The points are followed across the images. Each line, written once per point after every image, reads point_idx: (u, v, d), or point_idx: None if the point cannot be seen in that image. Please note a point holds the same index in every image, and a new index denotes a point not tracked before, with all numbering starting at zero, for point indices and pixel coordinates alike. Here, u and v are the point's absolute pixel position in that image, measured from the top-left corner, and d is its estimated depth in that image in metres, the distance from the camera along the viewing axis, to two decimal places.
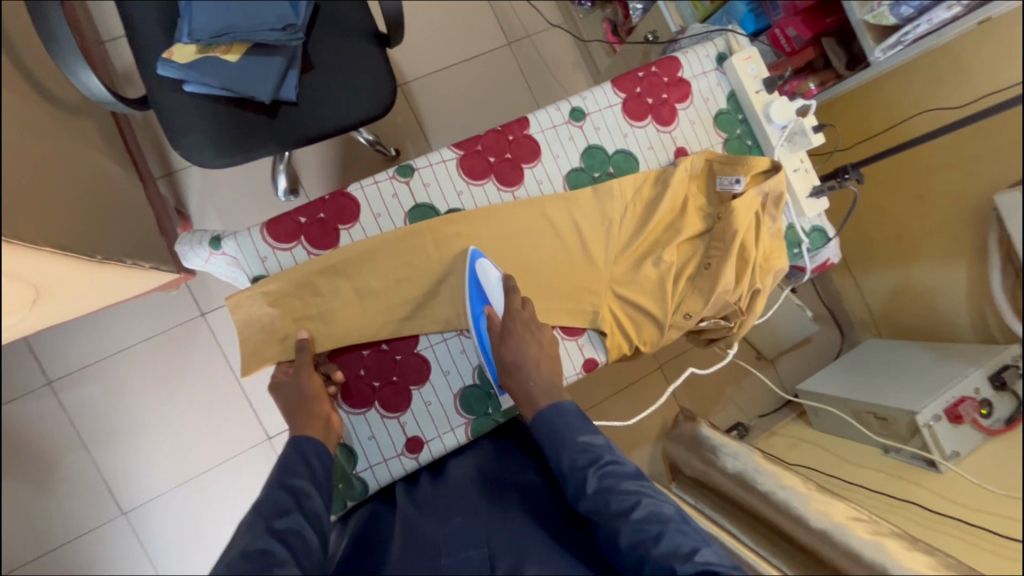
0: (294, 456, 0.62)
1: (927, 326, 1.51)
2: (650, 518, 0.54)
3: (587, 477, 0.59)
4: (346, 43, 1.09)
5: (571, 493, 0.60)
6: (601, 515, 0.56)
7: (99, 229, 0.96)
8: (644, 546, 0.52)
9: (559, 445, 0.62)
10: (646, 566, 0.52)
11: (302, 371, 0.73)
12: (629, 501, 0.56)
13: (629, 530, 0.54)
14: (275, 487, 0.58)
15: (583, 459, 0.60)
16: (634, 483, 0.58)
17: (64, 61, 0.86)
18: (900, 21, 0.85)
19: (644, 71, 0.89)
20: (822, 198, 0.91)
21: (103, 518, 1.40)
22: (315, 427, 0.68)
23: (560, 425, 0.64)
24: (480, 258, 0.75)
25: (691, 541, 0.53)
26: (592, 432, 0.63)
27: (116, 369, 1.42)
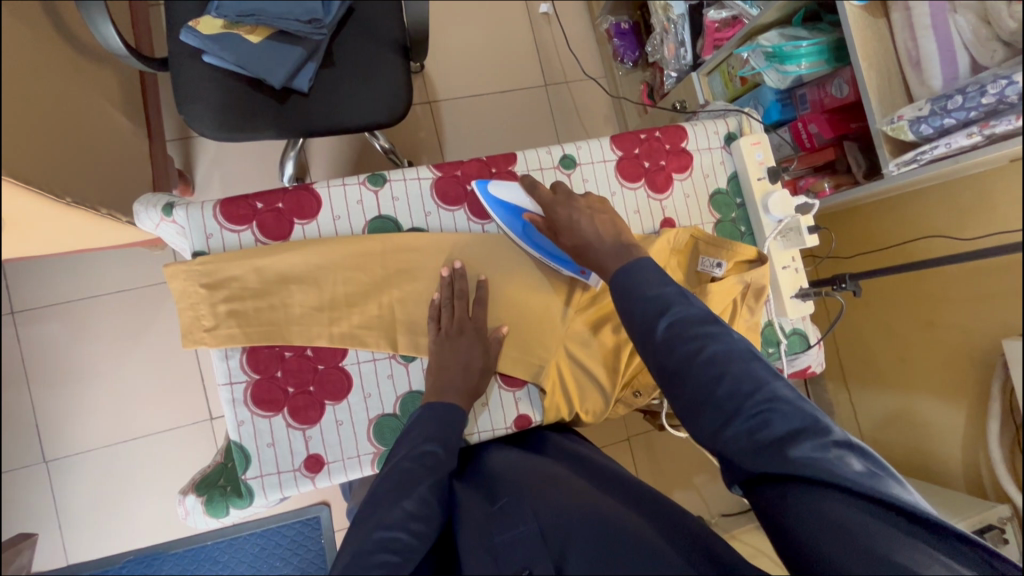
0: (437, 423, 0.66)
1: (913, 462, 1.44)
2: (720, 360, 0.57)
3: (657, 324, 0.60)
4: (373, 49, 1.10)
5: (635, 334, 0.62)
6: (670, 359, 0.59)
7: (81, 172, 0.96)
8: (710, 387, 0.56)
9: (630, 296, 0.64)
10: (710, 401, 0.56)
11: (469, 331, 0.73)
12: (697, 345, 0.58)
13: (694, 374, 0.57)
14: (432, 443, 0.64)
15: (653, 308, 0.61)
16: (702, 327, 0.59)
17: (86, 6, 0.87)
18: (920, 139, 0.80)
19: (647, 133, 0.87)
20: (808, 301, 0.85)
21: (22, 461, 1.35)
22: (462, 403, 0.70)
23: (630, 282, 0.64)
24: (486, 183, 0.77)
25: (760, 379, 0.56)
26: (663, 285, 0.63)
27: (82, 314, 1.40)
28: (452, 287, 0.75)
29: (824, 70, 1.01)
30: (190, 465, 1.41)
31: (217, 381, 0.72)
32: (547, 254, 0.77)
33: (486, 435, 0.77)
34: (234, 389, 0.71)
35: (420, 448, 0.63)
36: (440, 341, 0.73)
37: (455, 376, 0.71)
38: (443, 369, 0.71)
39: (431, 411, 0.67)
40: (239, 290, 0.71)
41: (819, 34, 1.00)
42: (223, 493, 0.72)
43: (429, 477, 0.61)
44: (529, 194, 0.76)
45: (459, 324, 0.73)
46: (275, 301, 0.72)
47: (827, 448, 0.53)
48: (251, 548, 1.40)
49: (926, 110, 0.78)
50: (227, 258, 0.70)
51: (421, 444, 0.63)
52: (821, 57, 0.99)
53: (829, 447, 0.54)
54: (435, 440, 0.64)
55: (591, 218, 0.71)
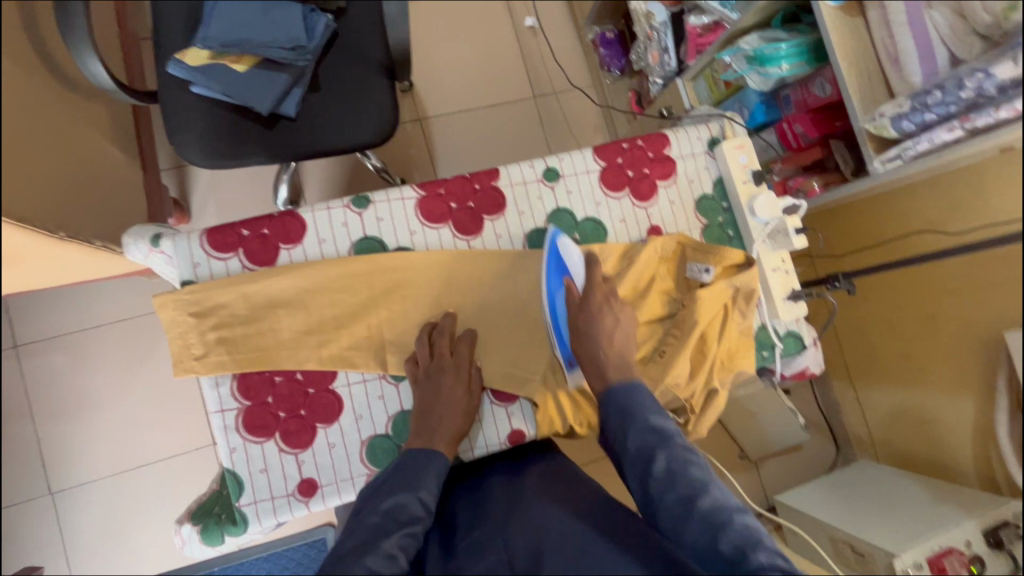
0: (412, 468, 0.66)
1: (925, 457, 1.41)
2: (720, 507, 0.58)
3: (656, 458, 0.62)
4: (358, 71, 1.11)
5: (634, 471, 0.64)
6: (667, 495, 0.61)
7: (73, 207, 0.98)
8: (708, 537, 0.57)
9: (629, 418, 0.67)
10: (711, 551, 0.56)
11: (449, 373, 0.72)
12: (697, 489, 0.60)
13: (698, 515, 0.58)
14: (405, 493, 0.64)
15: (652, 440, 0.64)
16: (702, 471, 0.61)
17: (75, 45, 0.89)
18: (902, 135, 0.80)
19: (630, 143, 0.87)
20: (800, 302, 0.85)
21: (29, 493, 1.36)
22: (446, 432, 0.70)
23: (633, 406, 0.67)
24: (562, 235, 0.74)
25: (760, 538, 0.56)
26: (664, 417, 0.66)
27: (82, 345, 1.42)
28: (435, 326, 0.75)
29: (806, 71, 1.01)
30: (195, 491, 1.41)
31: (208, 408, 0.72)
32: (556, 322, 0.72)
33: (480, 452, 0.77)
34: (225, 416, 0.71)
35: (391, 502, 0.63)
36: (422, 382, 0.72)
37: (440, 421, 0.70)
38: (427, 413, 0.71)
39: (410, 457, 0.68)
40: (227, 317, 0.71)
41: (798, 35, 1.00)
42: (218, 520, 0.72)
43: (401, 528, 0.61)
44: (586, 268, 0.77)
45: (441, 361, 0.72)
46: (264, 327, 0.72)
47: None
48: (258, 572, 1.40)
49: (906, 106, 0.77)
50: (214, 285, 0.71)
51: (393, 496, 0.63)
52: (802, 57, 1.00)
53: None
54: (407, 490, 0.64)
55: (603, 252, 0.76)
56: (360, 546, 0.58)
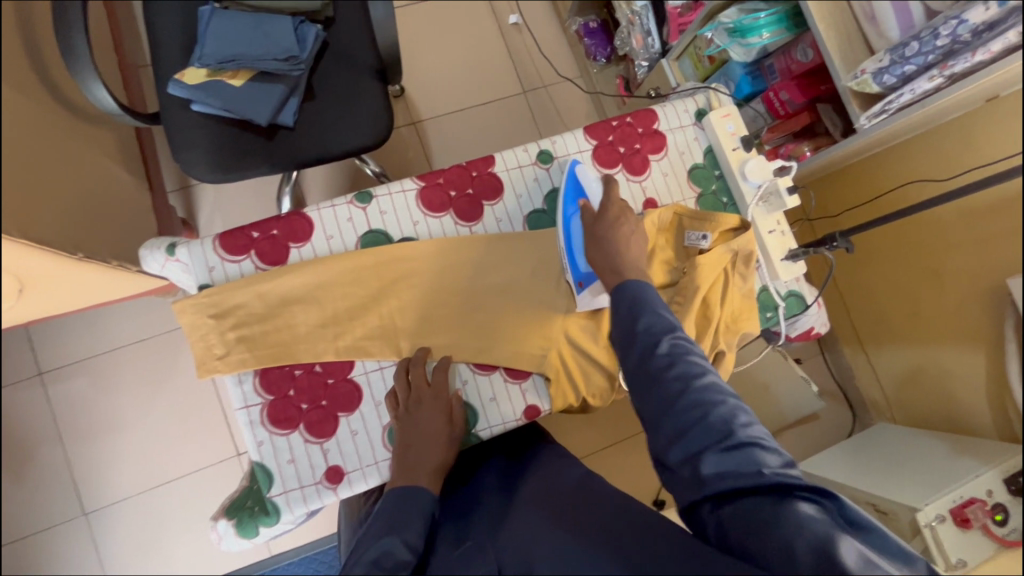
0: (400, 508, 0.62)
1: (943, 413, 1.41)
2: (716, 391, 0.59)
3: (660, 340, 0.63)
4: (350, 77, 1.14)
5: (635, 352, 0.64)
6: (667, 373, 0.61)
7: (86, 228, 1.01)
8: (701, 412, 0.58)
9: (638, 308, 0.66)
10: (702, 422, 0.57)
11: (426, 404, 0.73)
12: (697, 370, 0.60)
13: (695, 391, 0.59)
14: (390, 537, 0.57)
15: (659, 325, 0.64)
16: (701, 357, 0.62)
17: (78, 73, 0.93)
18: (885, 88, 0.82)
19: (619, 120, 0.89)
20: (798, 261, 0.87)
21: (65, 516, 1.40)
22: (429, 456, 0.69)
23: (644, 295, 0.67)
24: (580, 163, 0.81)
25: (748, 418, 0.58)
26: (669, 311, 0.66)
27: (104, 368, 1.45)
28: (409, 361, 0.76)
29: (787, 38, 1.03)
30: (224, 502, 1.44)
31: (233, 406, 0.75)
32: (567, 241, 0.77)
33: (497, 430, 0.79)
34: (250, 411, 0.74)
35: (379, 546, 0.56)
36: (403, 416, 0.73)
37: (423, 452, 0.70)
38: (407, 448, 0.70)
39: (396, 496, 0.64)
40: (245, 316, 0.74)
41: (775, 4, 1.02)
42: (251, 513, 0.74)
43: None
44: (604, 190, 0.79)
45: (419, 393, 0.73)
46: (279, 323, 0.75)
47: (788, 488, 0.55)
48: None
49: (885, 60, 0.79)
50: (231, 287, 0.74)
51: (376, 542, 0.57)
52: (782, 24, 1.01)
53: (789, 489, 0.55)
54: (391, 534, 0.58)
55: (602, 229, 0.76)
56: None
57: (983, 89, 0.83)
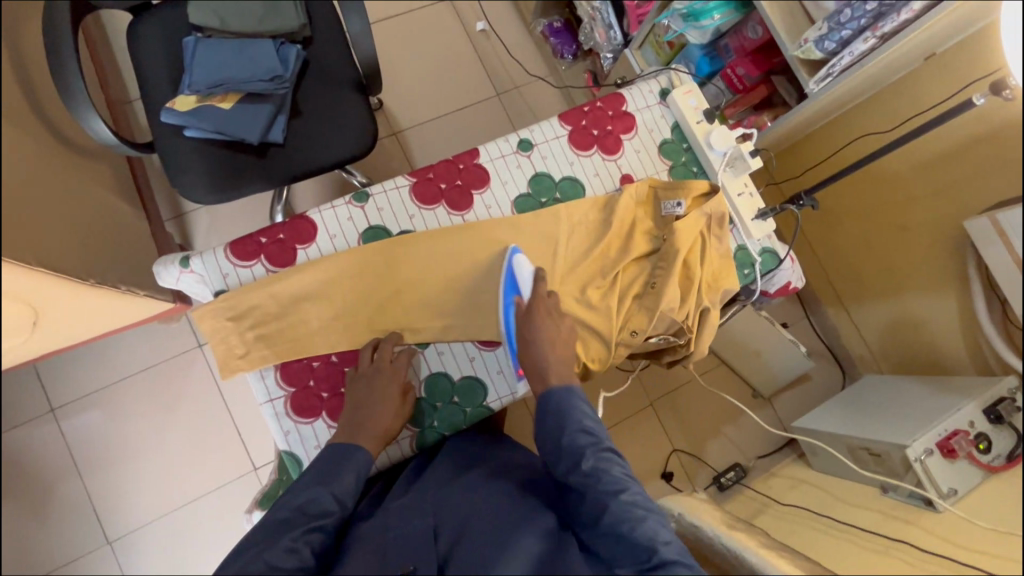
0: (336, 463, 0.71)
1: (925, 358, 1.49)
2: (636, 506, 0.64)
3: (585, 456, 0.68)
4: (332, 92, 1.20)
5: (564, 464, 0.69)
6: (592, 490, 0.66)
7: (94, 258, 1.06)
8: (625, 528, 0.63)
9: (563, 423, 0.71)
10: (625, 539, 0.62)
11: (381, 374, 0.78)
12: (620, 485, 0.66)
13: (617, 506, 0.64)
14: (320, 488, 0.68)
15: (584, 439, 0.69)
16: (623, 472, 0.67)
17: (74, 108, 0.98)
18: (827, 54, 0.90)
19: (590, 106, 0.96)
20: (768, 219, 0.94)
21: (90, 546, 1.42)
22: (373, 426, 0.75)
23: (570, 409, 0.72)
24: (517, 252, 0.83)
25: (668, 534, 0.63)
26: (594, 420, 0.72)
27: (115, 397, 1.48)
28: (378, 343, 0.81)
29: (737, 19, 1.11)
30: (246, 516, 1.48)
31: (259, 400, 0.80)
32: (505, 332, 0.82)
33: (507, 399, 0.86)
34: (275, 403, 0.80)
35: (304, 497, 0.68)
36: (359, 380, 0.78)
37: (368, 417, 0.75)
38: (355, 410, 0.76)
39: (335, 450, 0.73)
40: (262, 316, 0.80)
41: None
42: None
43: (308, 521, 0.66)
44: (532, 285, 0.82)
45: (380, 365, 0.78)
46: (294, 320, 0.81)
47: None
48: None
49: (825, 28, 0.86)
50: (245, 291, 0.79)
51: (307, 490, 0.68)
52: (731, 6, 1.09)
53: None
54: (321, 485, 0.69)
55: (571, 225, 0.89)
56: (269, 535, 0.64)
57: (922, 43, 0.91)
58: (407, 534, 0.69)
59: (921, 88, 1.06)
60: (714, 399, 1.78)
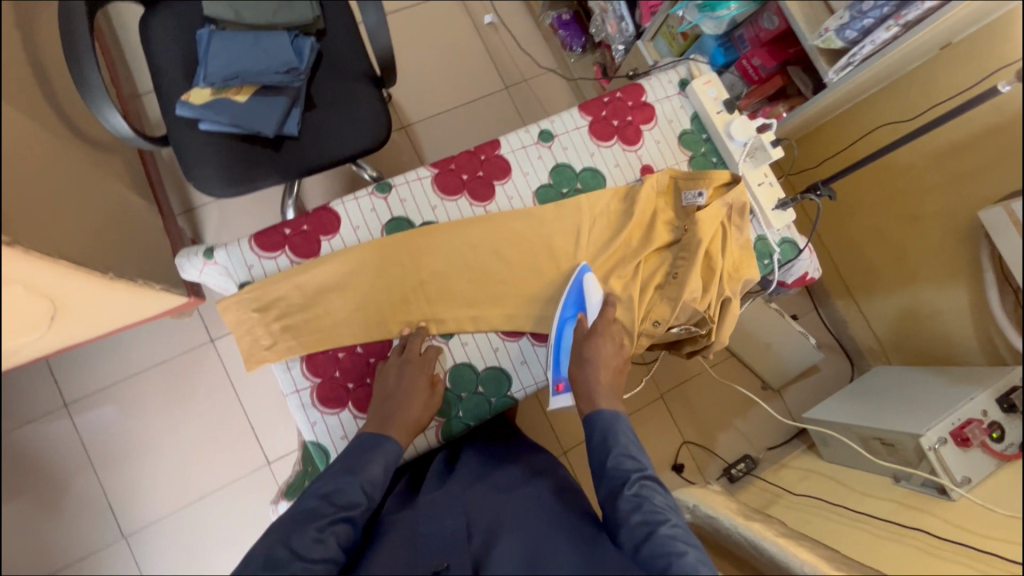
0: (365, 455, 0.72)
1: (935, 350, 1.49)
2: (677, 540, 0.62)
3: (629, 482, 0.68)
4: (347, 84, 1.20)
5: (607, 488, 0.70)
6: (632, 517, 0.65)
7: (112, 252, 1.06)
8: (663, 561, 0.60)
9: (609, 445, 0.73)
10: (662, 573, 0.60)
11: (409, 367, 0.78)
12: (662, 517, 0.64)
13: (656, 535, 0.62)
14: (348, 478, 0.68)
15: (630, 465, 0.70)
16: (668, 507, 0.66)
17: (91, 101, 0.97)
18: (847, 44, 0.90)
19: (610, 96, 0.96)
20: (788, 210, 0.95)
21: (105, 541, 1.42)
22: (401, 416, 0.76)
23: (618, 434, 0.73)
24: (588, 272, 0.84)
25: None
26: (642, 451, 0.73)
27: (128, 392, 1.48)
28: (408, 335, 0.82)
29: (753, 9, 1.11)
30: (260, 510, 1.48)
31: (285, 391, 0.81)
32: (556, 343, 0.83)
33: (531, 389, 0.87)
34: (301, 394, 0.81)
35: (332, 486, 0.68)
36: (387, 373, 0.79)
37: (398, 408, 0.76)
38: (385, 401, 0.77)
39: (365, 439, 0.74)
40: (287, 307, 0.80)
41: None
42: None
43: (335, 512, 0.66)
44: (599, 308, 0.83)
45: (408, 359, 0.79)
46: (320, 311, 0.81)
47: None
48: None
49: (846, 17, 0.86)
50: (271, 282, 0.79)
51: (336, 479, 0.68)
52: None
53: None
54: (349, 475, 0.69)
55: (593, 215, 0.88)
56: (296, 522, 0.64)
57: (940, 33, 0.91)
58: (442, 531, 0.69)
59: (936, 79, 1.06)
60: (724, 391, 1.79)
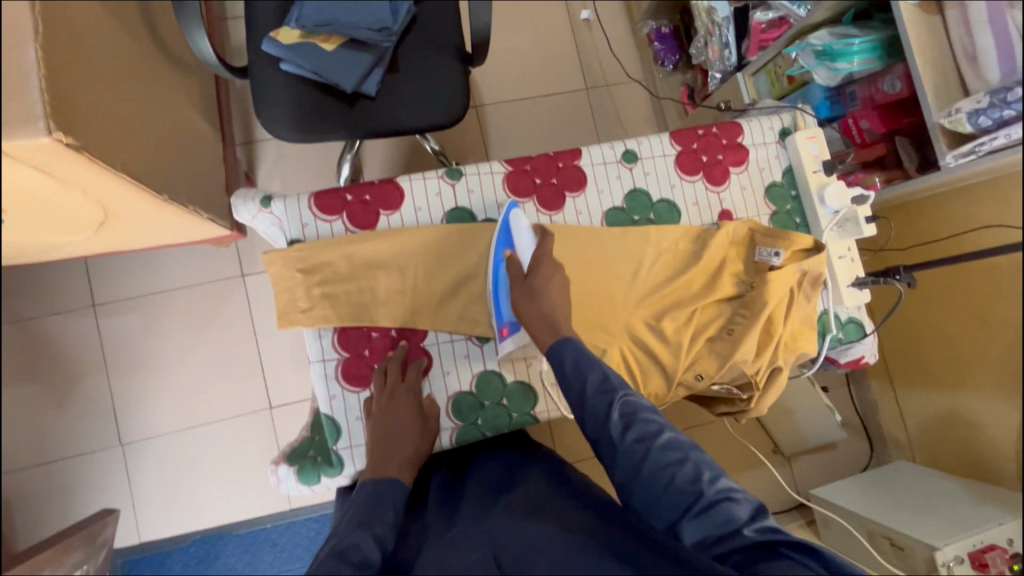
0: (376, 504, 0.65)
1: (965, 460, 1.39)
2: (675, 445, 0.63)
3: (613, 408, 0.65)
4: (435, 54, 1.16)
5: (591, 420, 0.65)
6: (628, 445, 0.63)
7: (171, 172, 1.05)
8: (672, 470, 0.61)
9: (581, 372, 0.67)
10: (671, 484, 0.61)
11: (395, 399, 0.76)
12: (655, 428, 0.63)
13: (656, 453, 0.62)
14: (362, 533, 0.60)
15: (608, 389, 0.66)
16: (655, 412, 0.65)
17: (183, 21, 0.96)
18: (977, 131, 0.83)
19: (704, 129, 0.91)
20: (864, 289, 0.88)
21: (102, 444, 1.45)
22: (406, 451, 0.73)
23: (584, 357, 0.69)
24: (514, 206, 0.80)
25: (707, 464, 0.63)
26: (610, 368, 0.68)
27: (154, 307, 1.50)
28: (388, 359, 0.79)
29: (875, 67, 1.04)
30: (253, 451, 1.49)
31: (311, 357, 0.80)
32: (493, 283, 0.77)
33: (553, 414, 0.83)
34: (326, 364, 0.79)
35: (346, 541, 0.59)
36: (376, 411, 0.76)
37: (392, 443, 0.73)
38: (380, 438, 0.74)
39: (372, 490, 0.67)
40: (331, 274, 0.78)
41: (870, 32, 1.03)
42: (314, 462, 0.81)
43: (355, 570, 0.56)
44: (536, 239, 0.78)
45: (393, 389, 0.77)
46: (362, 285, 0.79)
47: (759, 524, 0.61)
48: (308, 531, 1.49)
49: (984, 102, 0.81)
50: (321, 246, 0.78)
51: (350, 534, 0.60)
52: (874, 53, 1.02)
53: (758, 525, 0.61)
54: (363, 528, 0.61)
55: (658, 251, 0.84)
56: None
57: None
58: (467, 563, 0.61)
59: None
60: (735, 445, 1.72)
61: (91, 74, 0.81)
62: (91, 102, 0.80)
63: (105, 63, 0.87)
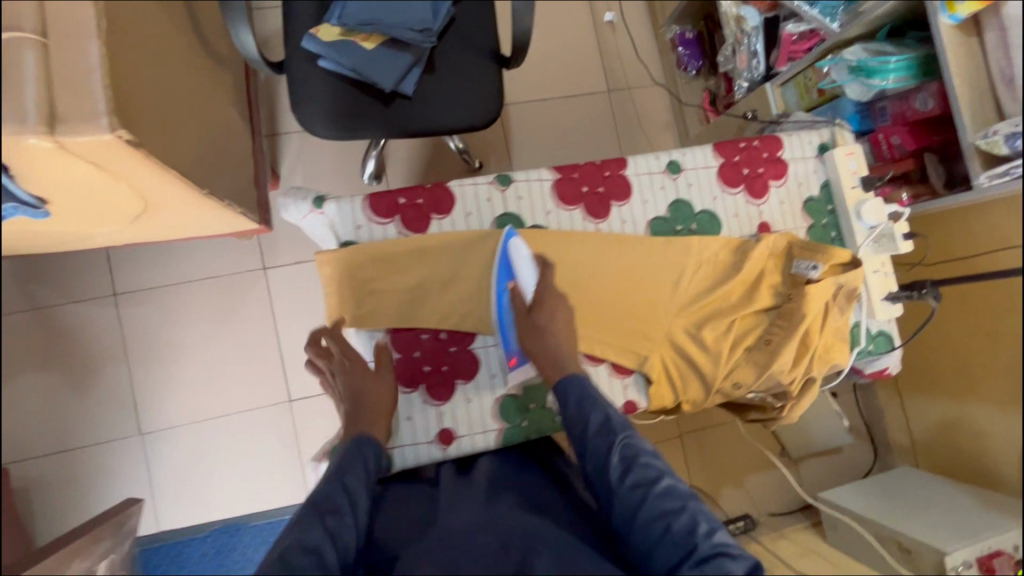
0: (351, 459, 0.69)
1: (969, 466, 1.45)
2: (675, 494, 0.62)
3: (613, 449, 0.65)
4: (472, 55, 1.17)
5: (592, 461, 0.66)
6: (625, 489, 0.63)
7: (208, 166, 1.05)
8: (667, 520, 0.60)
9: (583, 408, 0.69)
10: (666, 537, 0.60)
11: (361, 368, 0.78)
12: (653, 475, 0.63)
13: (654, 499, 0.62)
14: (334, 484, 0.65)
15: (610, 430, 0.67)
16: (656, 458, 0.65)
17: (228, 15, 0.95)
18: (1013, 153, 0.86)
19: (747, 142, 0.92)
20: (896, 304, 0.91)
21: (121, 433, 1.45)
22: (379, 425, 0.75)
23: (586, 396, 0.70)
24: (513, 236, 0.79)
25: (708, 520, 0.61)
26: (615, 410, 0.69)
27: (174, 297, 1.50)
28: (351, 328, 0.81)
29: (908, 86, 1.06)
30: (271, 443, 1.50)
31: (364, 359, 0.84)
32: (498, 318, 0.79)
33: None
34: None
35: (318, 495, 0.64)
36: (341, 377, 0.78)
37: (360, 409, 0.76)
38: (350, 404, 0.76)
39: (344, 452, 0.70)
40: None
41: (905, 49, 1.05)
42: None
43: (323, 523, 0.61)
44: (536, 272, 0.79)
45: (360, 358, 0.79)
46: None
47: None
48: None
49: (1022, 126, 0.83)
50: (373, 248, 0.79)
51: (327, 486, 0.65)
52: (909, 72, 1.04)
53: None
54: (333, 483, 0.65)
55: (700, 261, 0.86)
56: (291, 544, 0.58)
57: None
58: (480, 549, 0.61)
59: None
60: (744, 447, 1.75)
61: (142, 69, 0.81)
62: (144, 98, 0.80)
63: (153, 57, 0.86)
